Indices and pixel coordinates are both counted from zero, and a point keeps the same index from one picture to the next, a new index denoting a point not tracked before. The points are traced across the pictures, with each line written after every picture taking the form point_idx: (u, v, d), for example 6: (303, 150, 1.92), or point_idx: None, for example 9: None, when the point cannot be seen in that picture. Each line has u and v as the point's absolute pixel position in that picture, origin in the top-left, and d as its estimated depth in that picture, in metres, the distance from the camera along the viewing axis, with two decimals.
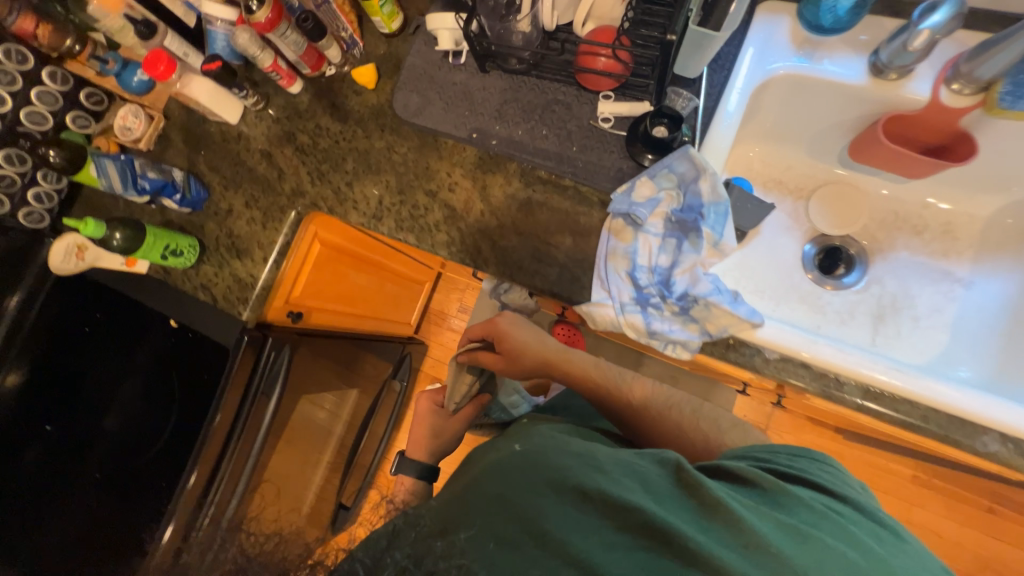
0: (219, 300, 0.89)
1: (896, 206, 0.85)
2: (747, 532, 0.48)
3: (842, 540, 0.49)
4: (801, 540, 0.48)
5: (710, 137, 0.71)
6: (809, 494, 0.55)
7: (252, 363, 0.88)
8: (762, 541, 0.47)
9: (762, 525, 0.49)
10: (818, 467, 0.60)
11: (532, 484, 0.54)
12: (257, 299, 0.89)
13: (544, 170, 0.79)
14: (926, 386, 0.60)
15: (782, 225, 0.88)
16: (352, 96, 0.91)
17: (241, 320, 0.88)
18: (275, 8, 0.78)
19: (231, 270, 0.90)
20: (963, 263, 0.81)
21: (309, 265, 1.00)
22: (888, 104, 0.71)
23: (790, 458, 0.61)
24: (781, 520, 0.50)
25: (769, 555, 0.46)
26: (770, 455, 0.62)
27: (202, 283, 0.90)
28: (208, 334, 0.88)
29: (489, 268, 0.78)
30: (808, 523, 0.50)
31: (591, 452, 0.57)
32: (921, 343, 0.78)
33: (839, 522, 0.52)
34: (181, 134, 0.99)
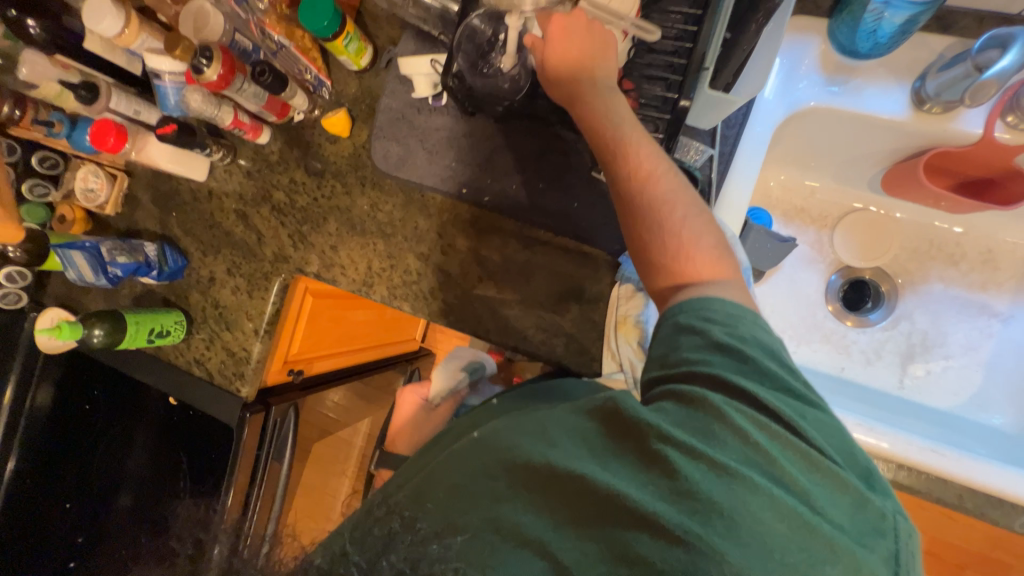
0: (215, 375, 0.86)
1: (928, 234, 0.78)
2: (702, 499, 0.41)
3: (812, 485, 0.41)
4: (738, 483, 0.41)
5: (725, 191, 0.64)
6: (775, 408, 0.44)
7: (258, 435, 0.88)
8: (713, 506, 0.40)
9: (716, 483, 0.41)
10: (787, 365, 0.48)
11: (482, 467, 0.49)
12: (253, 373, 0.85)
13: (544, 229, 0.72)
14: (960, 466, 0.58)
15: (804, 259, 0.81)
16: (325, 145, 0.82)
17: (241, 396, 0.85)
18: (226, 60, 0.69)
19: (222, 343, 0.86)
20: (1002, 296, 0.74)
21: (302, 323, 0.96)
22: (930, 138, 0.62)
23: (754, 332, 0.49)
24: (738, 467, 0.41)
25: (719, 517, 0.40)
26: (726, 323, 0.49)
27: (196, 357, 0.87)
28: (210, 412, 0.86)
29: (492, 339, 0.75)
30: (774, 464, 0.42)
31: (541, 422, 0.52)
32: (952, 385, 0.74)
33: (811, 455, 0.42)
34: (149, 193, 0.91)
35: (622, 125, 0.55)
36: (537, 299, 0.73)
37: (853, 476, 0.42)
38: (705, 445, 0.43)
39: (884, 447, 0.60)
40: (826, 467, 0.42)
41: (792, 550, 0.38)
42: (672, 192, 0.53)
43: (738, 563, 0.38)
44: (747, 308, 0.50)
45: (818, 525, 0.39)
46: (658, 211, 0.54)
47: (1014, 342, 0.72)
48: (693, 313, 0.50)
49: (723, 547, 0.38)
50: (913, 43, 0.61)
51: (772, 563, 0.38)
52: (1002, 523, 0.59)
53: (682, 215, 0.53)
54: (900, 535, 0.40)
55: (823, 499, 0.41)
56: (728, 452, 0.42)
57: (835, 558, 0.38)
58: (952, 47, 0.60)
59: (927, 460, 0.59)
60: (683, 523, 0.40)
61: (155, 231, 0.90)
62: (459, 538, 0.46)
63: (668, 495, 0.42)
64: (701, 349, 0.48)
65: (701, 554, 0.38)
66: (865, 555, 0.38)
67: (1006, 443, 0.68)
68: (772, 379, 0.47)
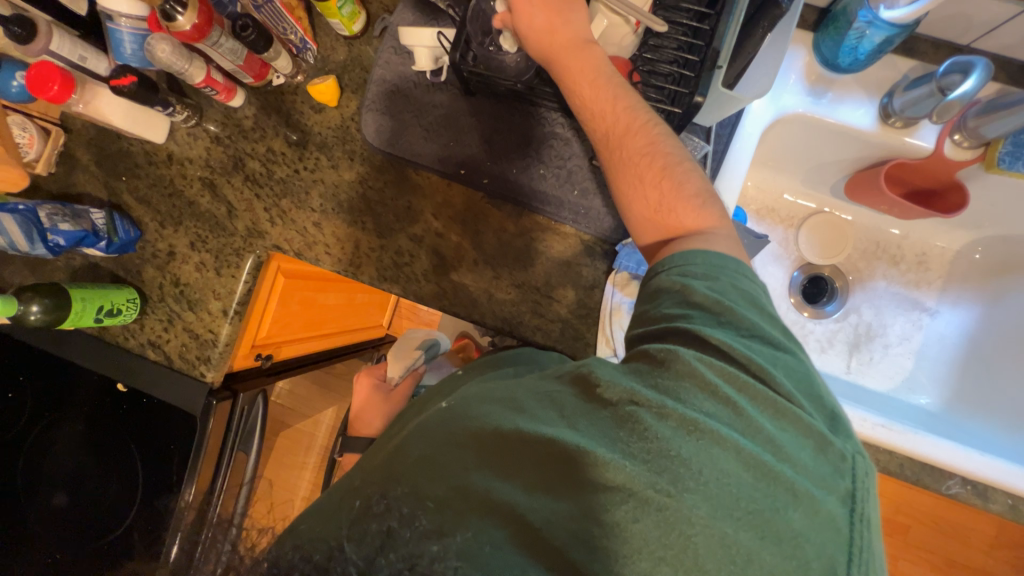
0: (175, 360, 0.78)
1: (877, 237, 0.87)
2: (672, 457, 0.42)
3: (776, 432, 0.43)
4: (699, 436, 0.43)
5: (719, 185, 0.68)
6: (745, 359, 0.47)
7: (225, 423, 0.81)
8: (680, 460, 0.42)
9: (686, 440, 0.43)
10: (755, 316, 0.50)
11: (454, 438, 0.53)
12: (220, 357, 0.78)
13: (543, 215, 0.72)
14: (910, 439, 0.66)
15: (773, 254, 0.88)
16: (309, 114, 0.77)
17: (206, 382, 0.78)
18: (203, 10, 0.61)
19: (184, 324, 0.78)
20: (932, 293, 0.85)
21: (273, 305, 0.89)
22: (891, 150, 0.70)
23: (735, 282, 0.51)
24: (704, 419, 0.43)
25: (686, 470, 0.41)
26: (706, 274, 0.51)
27: (150, 339, 0.78)
28: (168, 400, 0.78)
29: (487, 324, 0.74)
30: (739, 416, 0.44)
31: (514, 395, 0.55)
32: (890, 369, 0.84)
33: (775, 403, 0.45)
34: (90, 152, 0.80)
35: (589, 92, 0.57)
36: (534, 285, 0.73)
37: (818, 423, 0.45)
38: (672, 401, 0.45)
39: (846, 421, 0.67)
40: (791, 413, 0.44)
41: (756, 497, 0.40)
42: (648, 146, 0.56)
43: (702, 511, 0.40)
44: (729, 256, 0.53)
45: (779, 471, 0.41)
46: (638, 167, 0.57)
47: (939, 333, 0.83)
48: (674, 269, 0.54)
49: (689, 497, 0.40)
50: (883, 63, 0.68)
51: (735, 511, 0.40)
52: (933, 487, 0.67)
53: (660, 166, 0.56)
54: (859, 474, 0.43)
55: (790, 447, 0.43)
56: (698, 407, 0.44)
57: (796, 502, 0.40)
58: (915, 69, 0.67)
59: (884, 436, 0.67)
60: (650, 478, 0.42)
61: (99, 197, 0.80)
62: (459, 537, 0.46)
63: (638, 452, 0.43)
64: (678, 306, 0.51)
65: (667, 507, 0.40)
66: (822, 495, 0.41)
67: (929, 419, 0.79)
68: (747, 328, 0.49)
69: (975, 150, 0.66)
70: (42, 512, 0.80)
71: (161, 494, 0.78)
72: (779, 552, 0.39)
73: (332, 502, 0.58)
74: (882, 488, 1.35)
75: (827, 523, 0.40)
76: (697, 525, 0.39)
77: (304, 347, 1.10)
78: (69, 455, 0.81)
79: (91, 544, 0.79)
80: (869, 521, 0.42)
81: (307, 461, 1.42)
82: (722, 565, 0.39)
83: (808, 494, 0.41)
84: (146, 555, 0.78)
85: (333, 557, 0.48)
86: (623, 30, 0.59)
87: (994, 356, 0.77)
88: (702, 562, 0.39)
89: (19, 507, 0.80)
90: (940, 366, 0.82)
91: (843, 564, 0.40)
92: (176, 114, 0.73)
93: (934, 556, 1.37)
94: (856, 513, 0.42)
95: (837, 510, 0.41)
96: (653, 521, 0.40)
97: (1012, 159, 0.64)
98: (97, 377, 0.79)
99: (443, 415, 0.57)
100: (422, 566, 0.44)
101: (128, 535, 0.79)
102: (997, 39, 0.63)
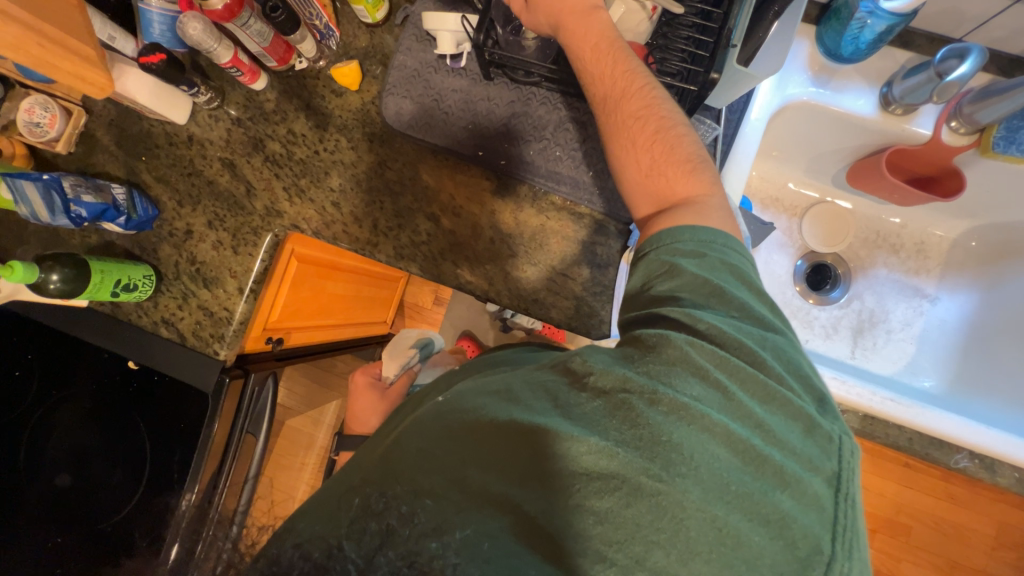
0: (189, 338, 0.77)
1: (878, 226, 0.90)
2: (663, 442, 0.42)
3: (766, 417, 0.43)
4: (688, 420, 0.42)
5: (729, 167, 0.70)
6: (735, 342, 0.46)
7: (236, 401, 0.81)
8: (670, 445, 0.41)
9: (677, 425, 0.42)
10: (747, 288, 0.50)
11: (449, 431, 0.51)
12: (235, 335, 0.78)
13: (558, 196, 0.74)
14: (915, 412, 0.68)
15: (778, 242, 0.91)
16: (330, 98, 0.79)
17: (220, 360, 0.77)
18: None
19: (199, 302, 0.78)
20: (931, 280, 0.88)
21: (286, 288, 0.89)
22: (890, 137, 0.73)
23: (723, 253, 0.52)
24: (694, 405, 0.43)
25: (677, 455, 0.41)
26: (695, 248, 0.52)
27: (164, 317, 0.78)
28: (182, 378, 0.77)
29: (504, 302, 0.75)
30: (728, 399, 0.43)
31: (510, 385, 0.53)
32: (893, 354, 0.85)
33: (766, 387, 0.44)
34: (110, 132, 0.81)
35: (602, 74, 0.59)
36: (549, 265, 0.74)
37: (806, 404, 0.44)
38: (663, 387, 0.44)
39: (853, 397, 0.69)
40: (779, 397, 0.44)
41: (746, 480, 0.40)
42: (641, 108, 0.58)
43: (695, 496, 0.39)
44: (719, 232, 0.53)
45: (767, 454, 0.41)
46: (629, 127, 0.58)
47: (939, 319, 0.86)
48: (663, 248, 0.54)
49: (681, 482, 0.40)
50: (882, 55, 0.71)
51: (726, 494, 0.40)
52: (942, 462, 0.69)
53: (664, 131, 0.57)
54: (846, 455, 0.43)
55: (780, 430, 0.43)
56: (688, 391, 0.44)
57: (783, 485, 0.40)
58: (912, 61, 0.71)
59: (890, 409, 0.68)
60: (642, 463, 0.41)
61: (118, 175, 0.80)
62: (460, 534, 0.45)
63: (634, 439, 0.42)
64: (668, 283, 0.51)
65: (658, 493, 0.40)
66: (809, 478, 0.41)
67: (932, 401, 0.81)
68: (737, 309, 0.49)
69: (970, 136, 0.70)
70: (46, 493, 0.79)
71: (168, 482, 0.77)
72: (766, 533, 0.39)
73: (347, 483, 0.58)
74: (882, 487, 1.36)
75: (811, 503, 0.40)
76: (689, 509, 0.39)
77: (313, 336, 1.10)
78: (73, 435, 0.80)
79: (96, 526, 0.78)
80: (855, 501, 0.41)
81: (307, 461, 1.40)
82: (713, 548, 0.38)
83: (795, 477, 0.41)
84: (152, 538, 0.77)
85: (333, 556, 0.46)
86: (638, 15, 0.62)
87: (992, 338, 0.80)
88: (695, 546, 0.39)
89: (19, 489, 0.78)
90: (941, 351, 0.84)
91: (827, 543, 0.39)
92: (200, 94, 0.75)
93: (936, 556, 1.38)
94: (842, 494, 0.41)
95: (822, 491, 0.41)
96: (644, 506, 0.40)
97: (1006, 143, 0.67)
98: (107, 356, 0.79)
99: (440, 408, 0.56)
100: (422, 564, 0.43)
101: (134, 518, 0.78)
102: (988, 33, 0.67)
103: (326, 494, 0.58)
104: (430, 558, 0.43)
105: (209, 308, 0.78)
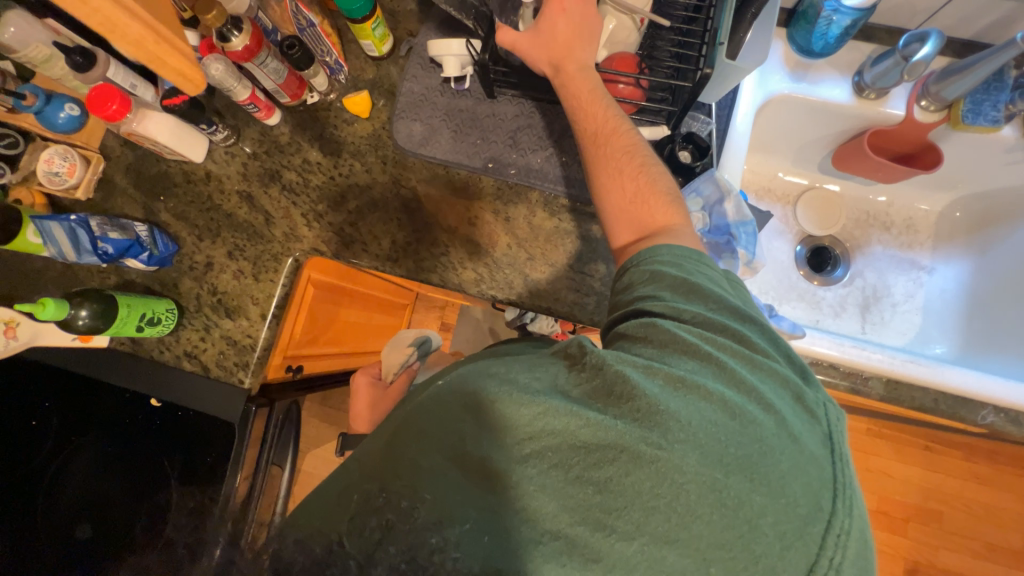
0: (212, 368, 0.75)
1: (867, 207, 0.95)
2: (660, 411, 0.40)
3: (757, 382, 0.43)
4: (681, 389, 0.42)
5: (726, 157, 0.75)
6: (719, 323, 0.47)
7: (263, 429, 0.80)
8: (666, 413, 0.40)
9: (673, 395, 0.41)
10: (721, 272, 0.53)
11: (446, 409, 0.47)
12: (259, 362, 0.76)
13: (567, 198, 0.78)
14: (936, 371, 0.70)
15: (776, 230, 0.95)
16: (341, 127, 0.83)
17: (245, 388, 0.75)
18: (254, 34, 0.68)
19: (222, 331, 0.77)
20: (925, 252, 0.92)
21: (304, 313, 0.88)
22: (868, 120, 0.79)
23: (698, 270, 0.52)
24: (688, 376, 0.42)
25: (675, 422, 0.39)
26: (673, 263, 0.52)
27: (186, 350, 0.76)
28: (208, 412, 0.77)
29: (525, 304, 0.77)
30: (720, 368, 0.43)
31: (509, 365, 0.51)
32: (902, 326, 0.88)
33: (750, 357, 0.45)
34: (128, 176, 0.83)
35: (589, 75, 0.65)
36: (566, 264, 0.77)
37: (791, 375, 0.45)
38: (658, 362, 0.45)
39: (877, 362, 0.71)
40: (765, 366, 0.44)
41: (743, 442, 0.38)
42: (630, 145, 0.62)
43: (693, 460, 0.37)
44: (691, 249, 0.54)
45: (760, 417, 0.40)
46: (619, 158, 0.62)
47: (940, 289, 0.89)
48: (644, 261, 0.55)
49: (679, 447, 0.38)
50: (850, 48, 0.78)
51: (724, 458, 0.38)
52: (969, 420, 0.70)
53: (639, 162, 0.62)
54: (833, 419, 0.43)
55: (771, 396, 0.42)
56: (680, 365, 0.44)
57: (781, 446, 0.39)
58: (877, 51, 0.78)
59: (913, 371, 0.70)
60: (639, 432, 0.39)
61: (136, 217, 0.82)
62: (460, 528, 0.42)
63: (631, 409, 0.41)
64: (650, 292, 0.51)
65: (658, 459, 0.38)
66: (803, 438, 0.40)
67: None
68: (716, 304, 0.49)
69: (940, 113, 0.76)
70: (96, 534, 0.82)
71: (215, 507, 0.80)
72: (768, 494, 0.37)
73: (341, 484, 0.52)
74: (905, 471, 1.36)
75: (811, 461, 0.38)
76: (689, 473, 0.37)
77: (327, 364, 1.09)
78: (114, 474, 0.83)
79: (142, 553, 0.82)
80: (849, 461, 0.40)
81: None
82: (714, 509, 0.36)
83: (792, 437, 0.39)
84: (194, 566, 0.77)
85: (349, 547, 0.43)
86: (630, 26, 0.68)
87: (992, 299, 0.83)
88: (695, 508, 0.36)
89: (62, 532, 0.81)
90: (946, 318, 0.87)
91: (829, 500, 0.37)
92: (218, 132, 0.78)
93: (971, 540, 1.34)
94: (837, 454, 0.40)
95: (819, 450, 0.40)
96: (644, 474, 0.38)
97: (974, 114, 0.73)
98: (129, 396, 0.78)
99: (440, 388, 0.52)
100: (422, 559, 0.41)
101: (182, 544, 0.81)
102: (942, 21, 0.75)
103: (326, 487, 0.54)
104: (431, 550, 0.41)
105: (230, 334, 0.76)
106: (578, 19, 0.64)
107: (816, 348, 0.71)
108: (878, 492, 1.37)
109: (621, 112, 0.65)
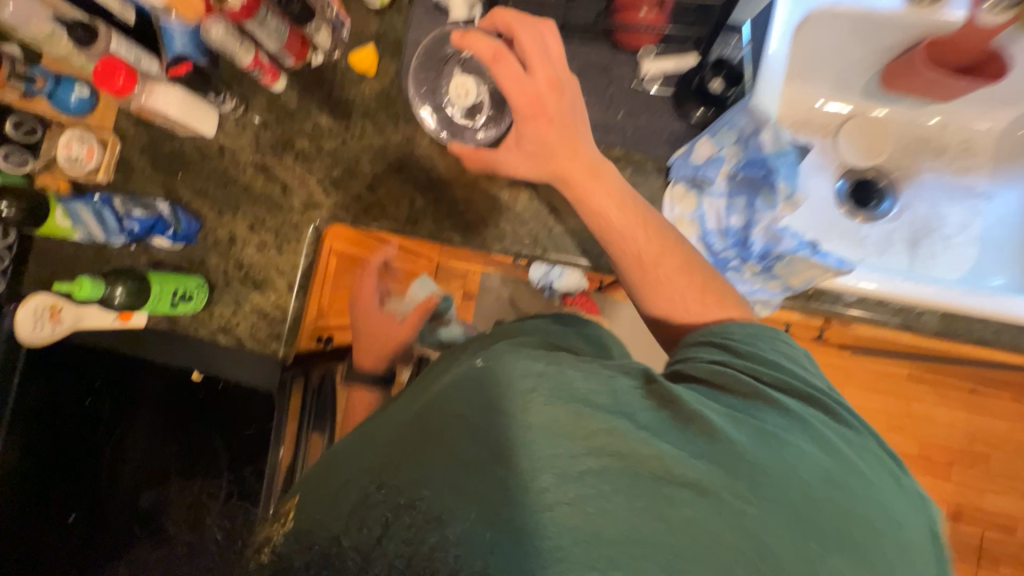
0: (246, 339, 0.79)
1: (919, 132, 0.87)
2: (747, 462, 0.36)
3: (846, 448, 0.39)
4: (772, 443, 0.37)
5: (760, 83, 0.65)
6: (808, 394, 0.43)
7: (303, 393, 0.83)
8: (755, 465, 0.35)
9: (762, 445, 0.37)
10: (807, 350, 0.48)
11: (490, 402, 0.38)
12: (291, 331, 0.79)
13: (589, 143, 0.74)
14: (996, 302, 0.64)
15: (816, 166, 0.88)
16: (350, 88, 0.79)
17: (279, 357, 0.78)
18: None
19: (252, 304, 0.79)
20: (982, 177, 0.85)
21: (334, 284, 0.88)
22: (921, 29, 0.71)
23: (777, 349, 0.47)
24: (778, 433, 0.38)
25: (762, 475, 0.35)
26: (747, 342, 0.47)
27: (221, 324, 0.79)
28: (250, 381, 0.79)
29: (552, 258, 0.75)
30: (810, 429, 0.39)
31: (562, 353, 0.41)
32: (953, 260, 0.83)
33: (840, 428, 0.41)
34: (145, 156, 0.82)
35: (600, 171, 0.57)
36: None
37: (884, 452, 0.41)
38: (744, 412, 0.40)
39: (930, 295, 0.65)
40: (856, 437, 0.41)
41: (829, 496, 0.35)
42: (663, 242, 0.56)
43: (779, 521, 0.34)
44: (767, 326, 0.49)
45: (854, 489, 0.36)
46: (655, 260, 0.56)
47: (1000, 216, 0.81)
48: (709, 332, 0.50)
49: (763, 506, 0.34)
50: None
51: (806, 521, 0.34)
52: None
53: (674, 241, 0.57)
54: (927, 507, 0.39)
55: (863, 467, 0.38)
56: (768, 420, 0.39)
57: (876, 527, 0.35)
58: None
59: (970, 302, 0.64)
60: (723, 478, 0.35)
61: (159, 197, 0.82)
62: (460, 526, 0.37)
63: (700, 440, 0.37)
64: (709, 349, 0.47)
65: (744, 512, 0.34)
66: (896, 516, 0.37)
67: None
68: (804, 379, 0.44)
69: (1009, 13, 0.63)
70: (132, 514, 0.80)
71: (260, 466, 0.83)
72: (855, 562, 0.34)
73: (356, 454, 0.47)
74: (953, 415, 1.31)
75: (905, 545, 0.36)
76: (773, 537, 0.33)
77: None
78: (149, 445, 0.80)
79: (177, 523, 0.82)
80: (943, 555, 0.38)
81: None
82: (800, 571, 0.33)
83: (887, 517, 0.36)
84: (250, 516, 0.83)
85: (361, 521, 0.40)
86: None
87: None
88: (778, 561, 0.33)
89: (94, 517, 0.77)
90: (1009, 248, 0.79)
91: None
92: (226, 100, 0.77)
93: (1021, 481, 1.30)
94: (930, 538, 0.37)
95: (915, 538, 0.37)
96: (722, 522, 0.34)
97: None
98: (174, 371, 0.80)
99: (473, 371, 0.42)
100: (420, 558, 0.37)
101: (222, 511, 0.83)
102: None
103: (352, 451, 0.49)
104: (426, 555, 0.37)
105: (260, 306, 0.79)
106: (550, 95, 0.56)
107: (869, 287, 0.66)
108: (923, 440, 1.32)
109: (658, 220, 0.58)
